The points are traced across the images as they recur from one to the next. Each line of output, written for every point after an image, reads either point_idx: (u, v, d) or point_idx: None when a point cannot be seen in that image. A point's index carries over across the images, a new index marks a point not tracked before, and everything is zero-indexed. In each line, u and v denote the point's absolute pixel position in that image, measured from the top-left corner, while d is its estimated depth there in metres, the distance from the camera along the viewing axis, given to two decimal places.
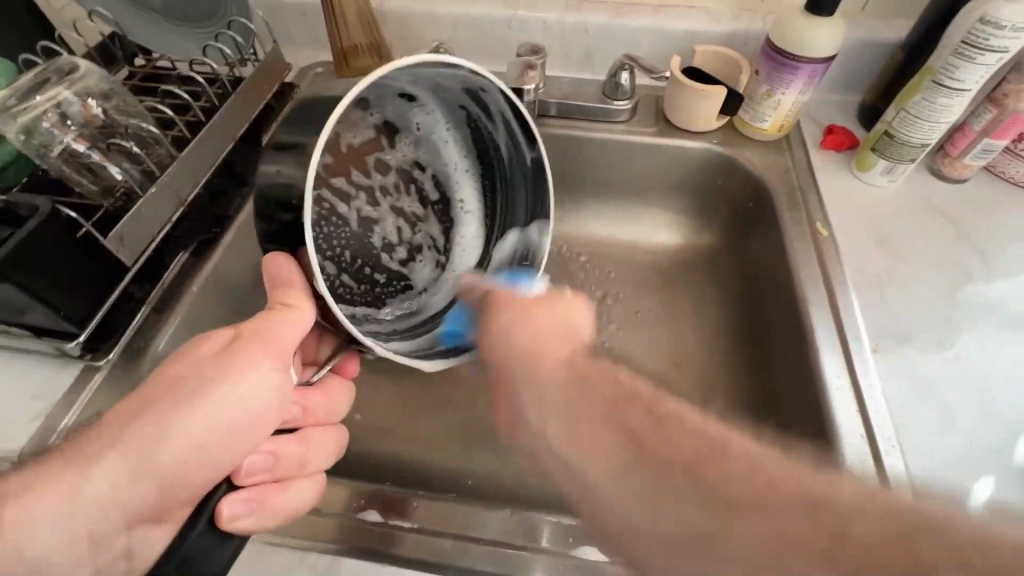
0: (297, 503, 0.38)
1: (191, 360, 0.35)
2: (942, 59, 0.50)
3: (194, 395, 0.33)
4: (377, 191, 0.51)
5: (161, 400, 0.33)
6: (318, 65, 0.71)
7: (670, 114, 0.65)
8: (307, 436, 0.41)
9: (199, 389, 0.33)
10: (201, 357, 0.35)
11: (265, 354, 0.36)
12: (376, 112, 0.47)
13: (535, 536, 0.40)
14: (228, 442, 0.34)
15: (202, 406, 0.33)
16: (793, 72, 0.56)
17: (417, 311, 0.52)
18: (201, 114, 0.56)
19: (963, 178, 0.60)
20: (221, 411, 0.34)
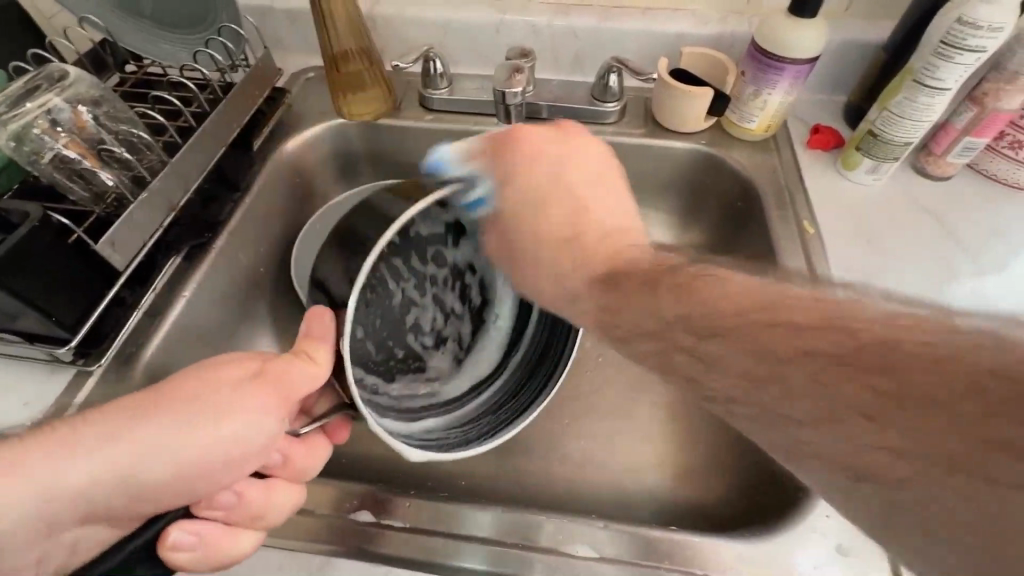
0: (238, 555, 0.36)
1: (207, 373, 0.37)
2: (922, 59, 0.51)
3: (195, 409, 0.35)
4: (425, 281, 0.56)
5: (164, 404, 0.35)
6: (309, 70, 0.72)
7: (659, 115, 0.65)
8: (274, 487, 0.39)
9: (198, 407, 0.35)
10: (215, 375, 0.37)
11: (266, 396, 0.37)
12: (448, 214, 0.50)
13: (529, 535, 0.40)
14: (200, 470, 0.35)
15: (194, 423, 0.35)
16: (778, 73, 0.57)
17: (422, 395, 0.54)
18: (192, 120, 0.56)
19: (947, 176, 0.61)
20: (209, 433, 0.35)
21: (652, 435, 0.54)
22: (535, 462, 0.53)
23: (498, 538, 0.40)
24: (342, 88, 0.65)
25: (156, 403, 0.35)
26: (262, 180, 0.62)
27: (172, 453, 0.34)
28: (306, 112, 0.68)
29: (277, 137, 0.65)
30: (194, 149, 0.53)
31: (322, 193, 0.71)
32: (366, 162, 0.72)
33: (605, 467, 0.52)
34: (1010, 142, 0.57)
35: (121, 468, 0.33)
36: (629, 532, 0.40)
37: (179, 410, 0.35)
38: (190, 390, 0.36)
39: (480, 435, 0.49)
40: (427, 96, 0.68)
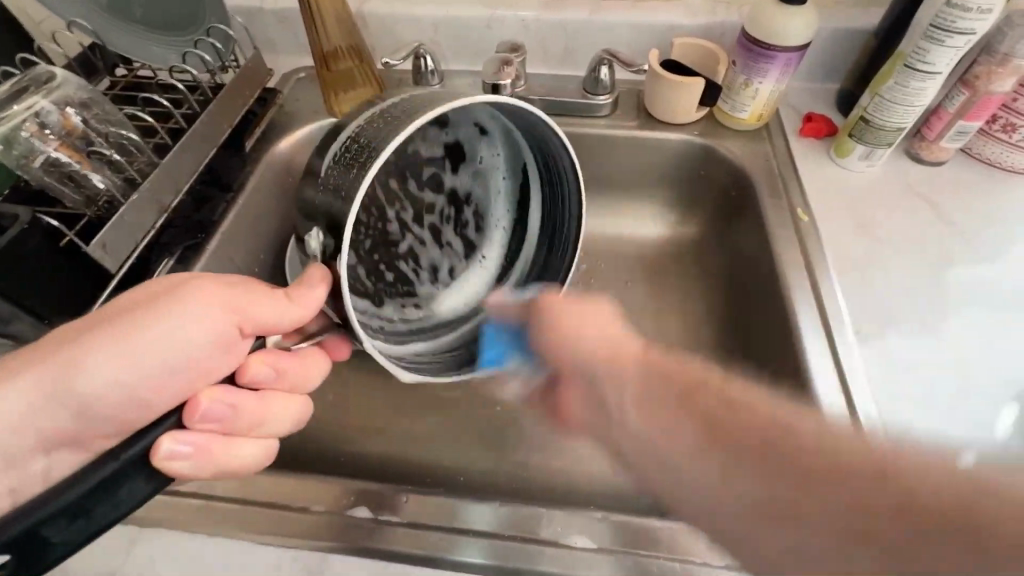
0: (239, 462, 0.38)
1: (145, 289, 0.38)
2: (912, 43, 0.51)
3: (137, 318, 0.36)
4: (422, 209, 0.58)
5: (107, 321, 0.36)
6: (299, 71, 0.72)
7: (651, 106, 0.65)
8: (267, 395, 0.40)
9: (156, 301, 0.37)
10: (154, 288, 0.38)
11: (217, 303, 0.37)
12: (451, 131, 0.55)
13: (527, 527, 0.40)
14: (163, 376, 0.36)
15: (139, 330, 0.36)
16: (769, 61, 0.57)
17: (405, 322, 0.56)
18: (182, 121, 0.56)
19: (940, 161, 0.61)
20: (155, 337, 0.36)
21: None
22: (534, 456, 0.53)
23: (496, 531, 0.40)
24: (333, 86, 0.65)
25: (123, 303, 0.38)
26: (254, 180, 0.61)
27: (126, 330, 0.36)
28: (298, 111, 0.68)
29: (269, 138, 0.65)
30: (184, 149, 0.53)
31: None
32: None
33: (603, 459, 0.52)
34: (1003, 125, 0.57)
35: (83, 353, 0.35)
36: (628, 522, 0.40)
37: (142, 301, 0.37)
38: (152, 289, 0.38)
39: (458, 366, 0.52)
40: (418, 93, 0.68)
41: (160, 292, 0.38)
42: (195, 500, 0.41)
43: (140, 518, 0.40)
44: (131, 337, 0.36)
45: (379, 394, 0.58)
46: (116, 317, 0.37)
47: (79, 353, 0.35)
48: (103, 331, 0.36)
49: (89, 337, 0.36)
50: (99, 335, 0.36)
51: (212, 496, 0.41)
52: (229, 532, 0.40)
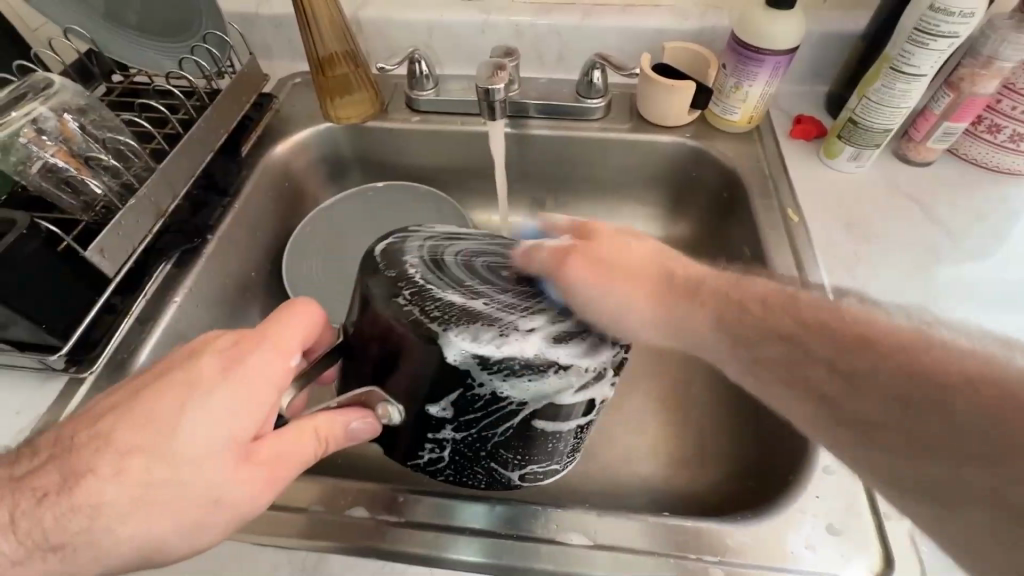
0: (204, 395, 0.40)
1: (175, 397, 0.34)
2: (898, 47, 0.52)
3: (163, 453, 0.33)
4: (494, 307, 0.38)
5: (136, 435, 0.33)
6: (295, 76, 0.72)
7: (642, 109, 0.66)
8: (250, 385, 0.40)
9: (217, 441, 0.34)
10: (180, 404, 0.34)
11: (250, 469, 0.35)
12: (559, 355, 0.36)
13: (523, 525, 0.41)
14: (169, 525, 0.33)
15: (158, 477, 0.32)
16: (758, 65, 0.58)
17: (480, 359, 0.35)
18: (179, 127, 0.57)
19: (927, 161, 0.62)
20: (174, 491, 0.33)
21: (644, 427, 0.55)
22: None
23: (491, 529, 0.40)
24: (328, 91, 0.66)
25: (175, 412, 0.33)
26: (251, 184, 0.62)
27: (191, 491, 0.33)
28: (294, 116, 0.69)
29: (265, 142, 0.66)
30: (181, 155, 0.53)
31: (313, 197, 0.72)
32: (356, 165, 0.73)
33: (598, 458, 0.53)
34: (988, 126, 0.58)
35: (145, 501, 0.32)
36: (622, 518, 0.40)
37: (205, 439, 0.33)
38: (201, 411, 0.33)
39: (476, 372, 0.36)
40: (414, 98, 0.68)
41: (217, 422, 0.34)
42: None
43: None
44: (150, 484, 0.32)
45: None
46: (172, 463, 0.33)
47: (146, 495, 0.32)
48: (171, 468, 0.33)
49: (152, 437, 0.33)
50: (163, 480, 0.33)
51: None
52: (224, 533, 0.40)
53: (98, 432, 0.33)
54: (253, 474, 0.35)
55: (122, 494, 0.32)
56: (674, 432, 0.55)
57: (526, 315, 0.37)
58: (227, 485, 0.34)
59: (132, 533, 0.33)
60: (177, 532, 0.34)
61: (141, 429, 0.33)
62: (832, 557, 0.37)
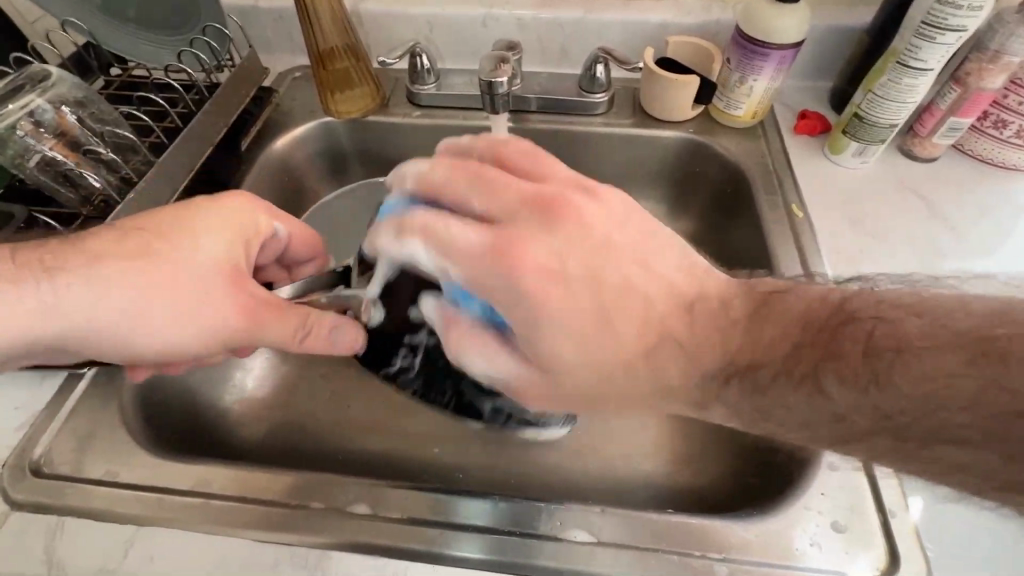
0: None
1: (186, 211, 0.42)
2: (904, 40, 0.51)
3: (168, 245, 0.40)
4: None
5: (145, 225, 0.40)
6: (296, 70, 0.72)
7: (646, 104, 0.65)
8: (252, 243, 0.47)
9: (204, 256, 0.40)
10: (190, 214, 0.42)
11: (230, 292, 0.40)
12: None
13: (529, 523, 0.40)
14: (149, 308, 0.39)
15: (158, 264, 0.39)
16: (763, 59, 0.57)
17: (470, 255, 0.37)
18: (179, 121, 0.56)
19: (933, 156, 0.61)
20: (168, 277, 0.39)
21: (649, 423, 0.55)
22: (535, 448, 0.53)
23: (493, 525, 0.40)
24: (329, 85, 0.65)
25: (179, 223, 0.41)
26: (251, 180, 0.61)
27: (161, 287, 0.39)
28: (295, 110, 0.68)
29: (265, 137, 0.65)
30: (180, 150, 0.53)
31: (314, 192, 0.71)
32: (357, 160, 0.72)
33: (600, 455, 0.53)
34: (994, 121, 0.58)
35: (128, 287, 0.38)
36: (627, 516, 0.40)
37: (206, 251, 0.40)
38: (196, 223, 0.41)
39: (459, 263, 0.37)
40: (415, 91, 0.68)
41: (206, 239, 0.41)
42: (193, 498, 0.41)
43: (139, 517, 0.40)
44: (150, 266, 0.39)
45: (380, 393, 0.58)
46: (157, 256, 0.39)
47: (149, 274, 0.39)
48: (173, 260, 0.39)
49: (161, 234, 0.40)
50: (152, 273, 0.39)
51: (210, 494, 0.41)
52: (227, 529, 0.40)
53: (112, 226, 0.41)
54: (218, 298, 0.40)
55: (128, 273, 0.39)
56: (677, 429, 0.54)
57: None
58: (211, 296, 0.40)
59: (108, 317, 0.38)
60: (142, 327, 0.39)
61: (148, 222, 0.41)
62: (838, 553, 0.37)
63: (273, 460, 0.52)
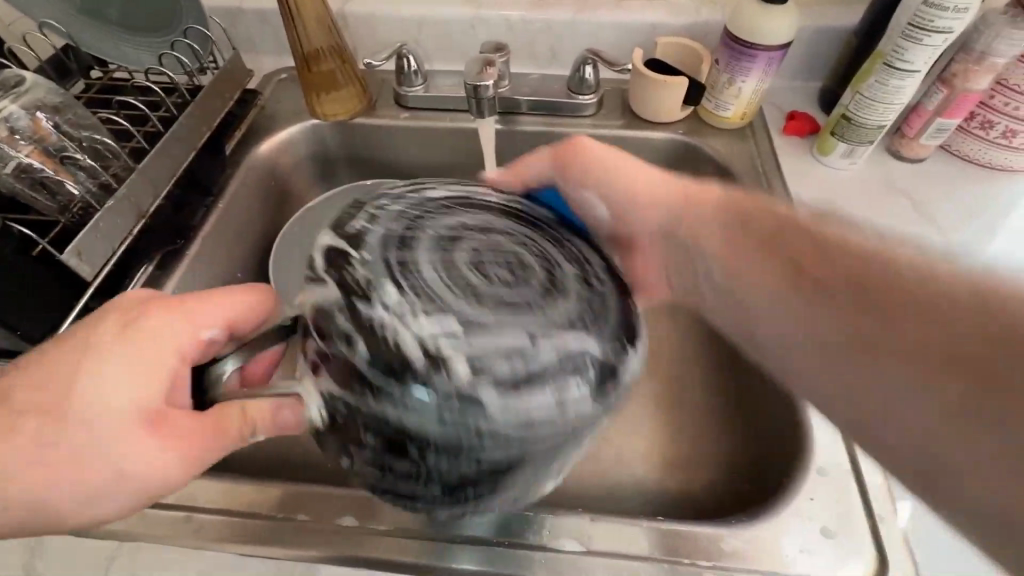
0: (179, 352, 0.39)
1: (71, 359, 0.35)
2: (891, 42, 0.51)
3: (64, 412, 0.34)
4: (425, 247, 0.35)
5: (41, 383, 0.35)
6: (281, 72, 0.71)
7: (636, 106, 0.65)
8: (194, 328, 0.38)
9: (121, 409, 0.34)
10: (77, 363, 0.35)
11: (161, 442, 0.34)
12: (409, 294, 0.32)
13: (520, 532, 0.40)
14: (89, 480, 0.34)
15: (57, 445, 0.34)
16: (752, 61, 0.57)
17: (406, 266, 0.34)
18: (160, 124, 0.55)
19: (920, 157, 0.61)
20: (89, 447, 0.34)
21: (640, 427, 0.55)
22: None
23: (485, 536, 0.40)
24: (315, 87, 0.64)
25: (84, 370, 0.35)
26: (235, 185, 0.61)
27: (87, 457, 0.34)
28: (280, 113, 0.67)
29: (249, 140, 0.64)
30: (162, 155, 0.51)
31: (300, 196, 0.70)
32: (344, 163, 0.71)
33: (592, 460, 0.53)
34: (981, 122, 0.58)
35: (48, 469, 0.34)
36: (619, 524, 0.39)
37: (100, 409, 0.34)
38: (106, 365, 0.35)
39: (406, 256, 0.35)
40: (402, 94, 0.67)
41: (124, 390, 0.34)
42: (177, 512, 0.40)
43: (122, 533, 0.40)
44: (57, 442, 0.34)
45: None
46: (68, 426, 0.34)
47: (58, 454, 0.34)
48: (77, 428, 0.34)
49: (51, 400, 0.34)
50: (72, 446, 0.34)
51: (196, 508, 0.40)
52: (212, 543, 0.39)
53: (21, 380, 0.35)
54: (160, 454, 0.34)
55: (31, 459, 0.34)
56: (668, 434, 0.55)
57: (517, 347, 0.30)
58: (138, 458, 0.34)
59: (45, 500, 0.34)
60: (87, 496, 0.35)
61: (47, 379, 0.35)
62: (828, 558, 0.37)
63: (262, 469, 0.52)
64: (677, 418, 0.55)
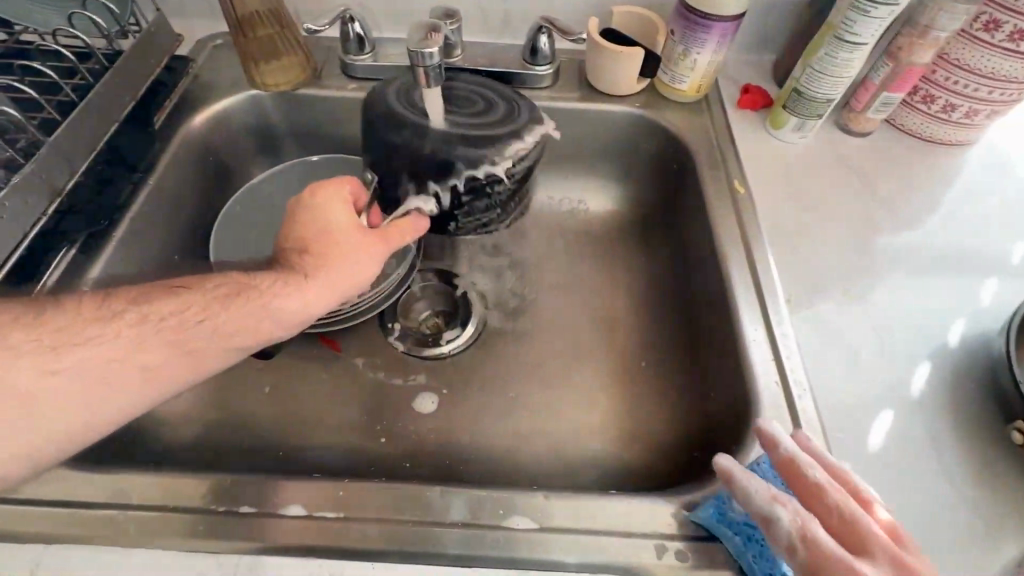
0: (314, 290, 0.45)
1: (293, 222, 0.44)
2: (841, 14, 0.51)
3: (311, 248, 0.43)
4: (427, 130, 0.48)
5: (288, 247, 0.44)
6: (215, 37, 0.66)
7: (591, 78, 0.64)
8: (316, 192, 0.45)
9: (336, 229, 0.44)
10: (297, 221, 0.44)
11: (374, 243, 0.45)
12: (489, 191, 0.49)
13: (473, 512, 0.39)
14: (330, 287, 0.43)
15: (316, 267, 0.42)
16: (706, 31, 0.56)
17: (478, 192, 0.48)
18: (74, 94, 0.50)
19: (866, 132, 0.63)
20: (330, 272, 0.43)
21: (595, 404, 0.56)
22: (479, 438, 0.54)
23: (443, 518, 0.39)
24: (252, 54, 0.60)
25: (307, 228, 0.43)
26: (167, 161, 0.56)
27: (355, 267, 0.44)
28: (216, 82, 0.62)
29: (181, 112, 0.59)
30: (76, 126, 0.47)
31: (241, 173, 0.66)
32: (289, 137, 0.67)
33: (547, 437, 0.54)
34: (923, 96, 0.59)
35: (104, 379, 0.36)
36: (571, 500, 0.40)
37: (333, 233, 0.43)
38: (305, 219, 0.44)
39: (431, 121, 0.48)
40: (348, 63, 0.63)
41: (333, 218, 0.44)
42: (108, 511, 0.38)
43: (46, 535, 0.37)
44: (316, 267, 0.42)
45: (324, 386, 0.57)
46: (329, 258, 0.43)
47: (290, 283, 0.42)
48: (324, 248, 0.43)
49: (292, 246, 0.43)
50: (316, 274, 0.42)
51: (127, 506, 0.38)
52: (147, 541, 0.37)
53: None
54: (372, 257, 0.44)
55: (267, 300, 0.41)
56: (621, 410, 0.56)
57: (517, 135, 0.49)
58: (365, 260, 0.44)
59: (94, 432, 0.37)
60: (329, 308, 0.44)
61: (321, 243, 0.43)
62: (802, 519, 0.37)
63: (205, 462, 0.50)
64: (631, 393, 0.56)
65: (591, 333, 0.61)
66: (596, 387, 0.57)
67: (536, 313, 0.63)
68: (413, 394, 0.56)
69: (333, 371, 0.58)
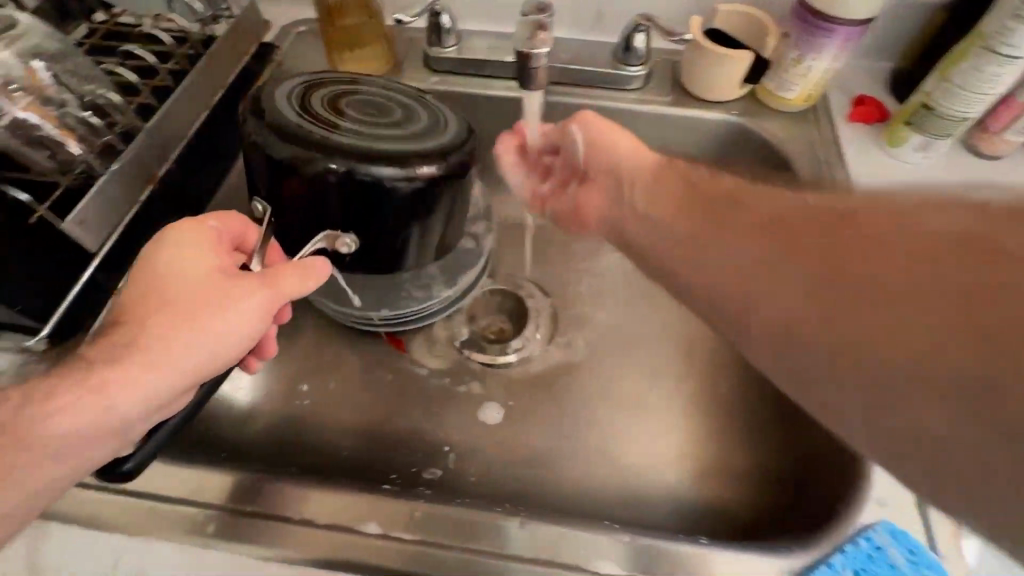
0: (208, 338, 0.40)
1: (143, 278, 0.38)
2: (996, 22, 0.46)
3: (163, 314, 0.36)
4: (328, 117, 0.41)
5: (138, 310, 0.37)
6: (300, 24, 0.65)
7: (686, 81, 0.60)
8: (169, 241, 0.39)
9: (191, 292, 0.37)
10: (148, 277, 0.38)
11: (239, 305, 0.38)
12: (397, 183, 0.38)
13: (548, 547, 0.37)
14: (183, 359, 0.37)
15: (165, 336, 0.36)
16: (828, 36, 0.51)
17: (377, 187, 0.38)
18: (169, 80, 0.50)
19: (997, 155, 0.56)
20: (186, 341, 0.36)
21: (670, 431, 0.53)
22: (544, 456, 0.52)
23: (518, 552, 0.37)
24: (338, 44, 0.59)
25: (157, 289, 0.37)
26: None
27: (219, 334, 0.37)
28: (300, 71, 0.62)
29: None
30: (171, 112, 0.47)
31: None
32: None
33: (615, 463, 0.51)
34: None
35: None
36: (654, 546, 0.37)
37: (191, 294, 0.37)
38: (159, 276, 0.38)
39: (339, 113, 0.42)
40: (432, 56, 0.61)
41: (188, 277, 0.38)
42: (188, 509, 0.38)
43: (127, 527, 0.38)
44: (165, 334, 0.36)
45: (389, 388, 0.56)
46: (181, 326, 0.36)
47: (145, 357, 0.36)
48: (180, 312, 0.37)
49: (140, 311, 0.37)
50: (167, 342, 0.36)
51: (206, 505, 0.38)
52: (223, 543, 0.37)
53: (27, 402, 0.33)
54: (240, 317, 0.38)
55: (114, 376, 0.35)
56: (698, 441, 0.52)
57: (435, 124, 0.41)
58: (233, 327, 0.38)
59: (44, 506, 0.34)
60: (174, 394, 0.37)
61: (160, 310, 0.37)
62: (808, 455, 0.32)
63: (272, 458, 0.50)
64: (708, 423, 0.53)
65: (666, 353, 0.58)
66: (671, 412, 0.54)
67: (608, 328, 0.60)
68: (479, 405, 0.54)
69: (400, 372, 0.56)
